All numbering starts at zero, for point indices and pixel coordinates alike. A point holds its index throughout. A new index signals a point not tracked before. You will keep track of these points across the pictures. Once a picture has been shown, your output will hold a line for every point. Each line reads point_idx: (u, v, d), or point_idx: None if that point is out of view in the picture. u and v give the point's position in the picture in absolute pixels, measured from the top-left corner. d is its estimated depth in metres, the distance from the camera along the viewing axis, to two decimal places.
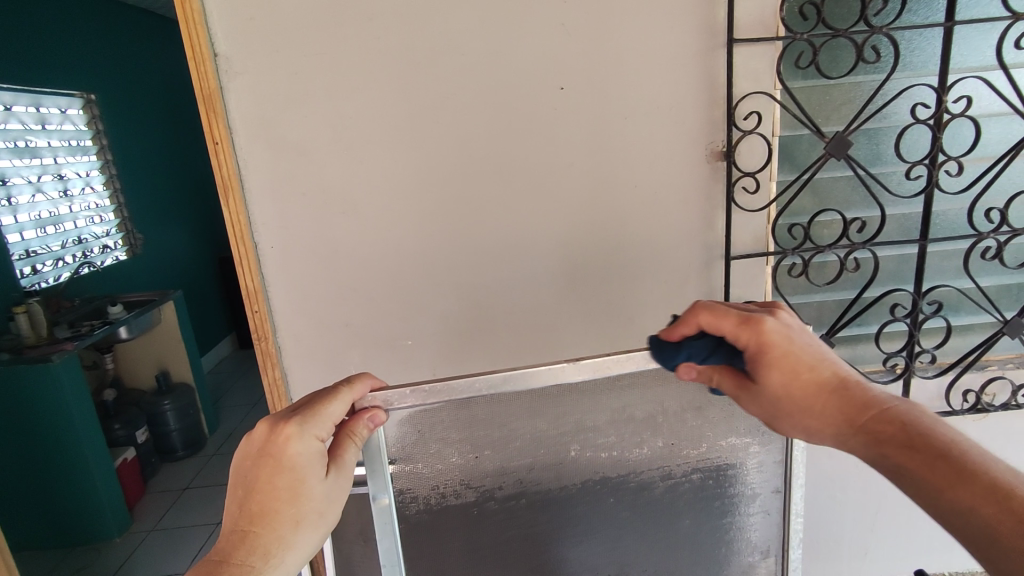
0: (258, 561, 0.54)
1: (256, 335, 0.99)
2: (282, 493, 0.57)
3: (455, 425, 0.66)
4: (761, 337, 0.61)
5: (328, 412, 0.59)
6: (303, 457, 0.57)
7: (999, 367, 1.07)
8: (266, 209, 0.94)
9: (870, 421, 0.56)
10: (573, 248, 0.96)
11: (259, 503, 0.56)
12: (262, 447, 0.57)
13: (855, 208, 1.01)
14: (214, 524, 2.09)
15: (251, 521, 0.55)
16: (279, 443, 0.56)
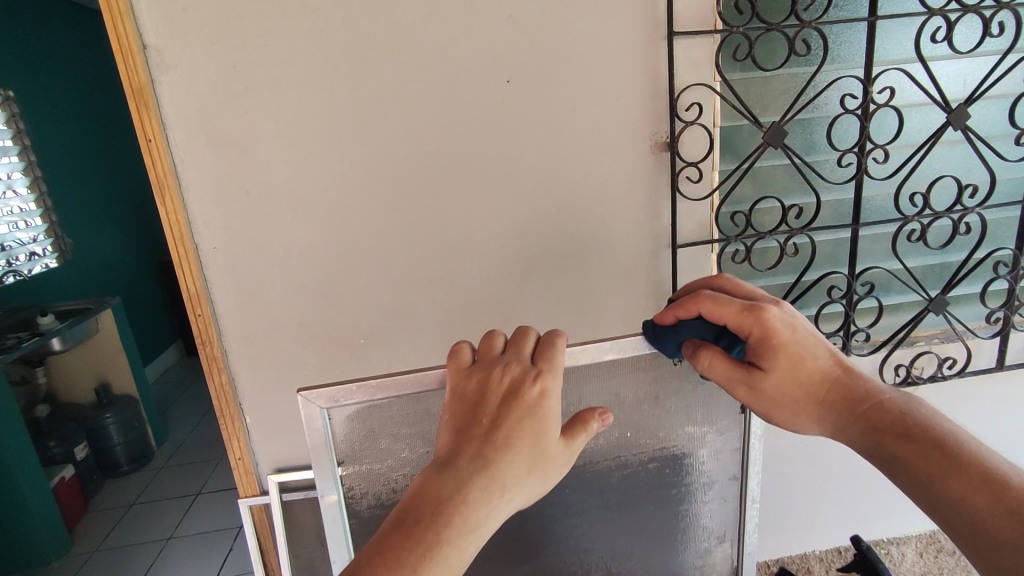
0: (479, 495, 0.48)
1: (199, 339, 0.94)
2: (531, 435, 0.51)
3: (404, 420, 0.66)
4: (765, 326, 0.63)
5: (558, 361, 0.58)
6: (556, 397, 0.54)
7: (926, 343, 1.13)
8: (206, 208, 0.89)
9: (868, 412, 0.61)
10: (525, 241, 0.96)
11: (520, 440, 0.51)
12: (515, 388, 0.54)
13: (792, 196, 1.05)
14: (164, 540, 2.01)
15: (502, 460, 0.50)
16: (532, 385, 0.54)
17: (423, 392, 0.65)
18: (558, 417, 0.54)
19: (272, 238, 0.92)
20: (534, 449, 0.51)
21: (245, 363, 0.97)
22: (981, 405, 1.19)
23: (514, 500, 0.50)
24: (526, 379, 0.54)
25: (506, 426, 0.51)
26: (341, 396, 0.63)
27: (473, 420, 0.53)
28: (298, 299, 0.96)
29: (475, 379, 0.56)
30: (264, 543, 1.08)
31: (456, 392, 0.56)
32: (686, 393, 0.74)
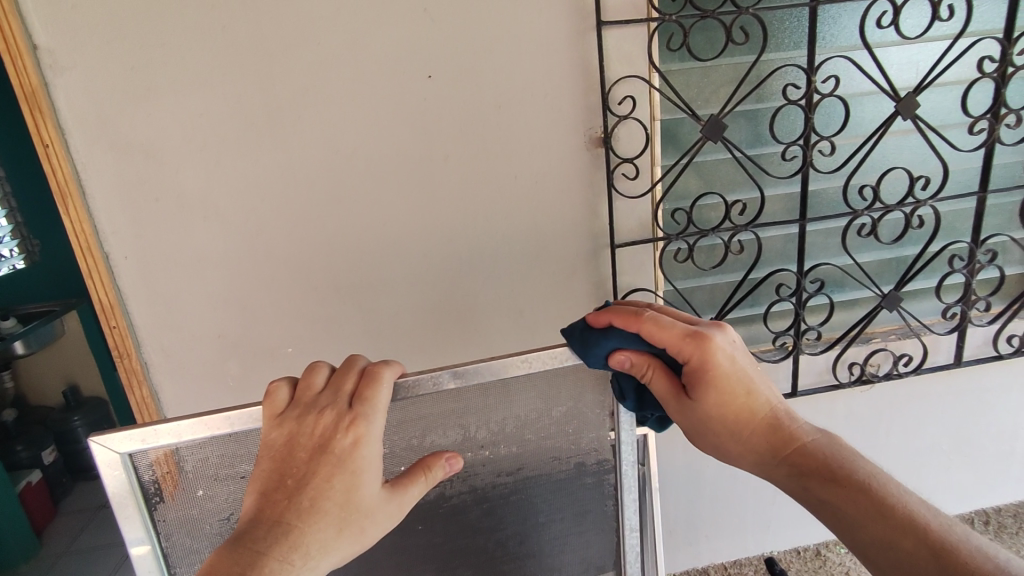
0: (297, 561, 0.50)
1: (115, 352, 0.90)
2: (340, 492, 0.53)
3: (222, 462, 0.61)
4: (706, 354, 0.58)
5: (377, 400, 0.57)
6: (370, 444, 0.55)
7: (882, 339, 1.10)
8: (114, 216, 0.85)
9: (794, 453, 0.58)
10: (456, 244, 0.92)
11: (327, 498, 0.52)
12: (325, 441, 0.54)
13: (738, 190, 1.00)
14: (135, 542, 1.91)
15: (307, 520, 0.51)
16: (343, 435, 0.54)
17: (240, 432, 0.60)
18: (373, 467, 0.55)
19: (187, 246, 0.87)
20: (345, 505, 0.53)
21: (168, 373, 0.94)
22: (938, 401, 1.16)
23: (325, 560, 0.52)
24: (338, 428, 0.55)
25: (315, 483, 0.53)
26: (142, 439, 0.58)
27: (281, 479, 0.53)
28: (219, 307, 0.91)
29: (288, 428, 0.56)
30: None
31: (266, 446, 0.56)
32: (589, 415, 0.67)
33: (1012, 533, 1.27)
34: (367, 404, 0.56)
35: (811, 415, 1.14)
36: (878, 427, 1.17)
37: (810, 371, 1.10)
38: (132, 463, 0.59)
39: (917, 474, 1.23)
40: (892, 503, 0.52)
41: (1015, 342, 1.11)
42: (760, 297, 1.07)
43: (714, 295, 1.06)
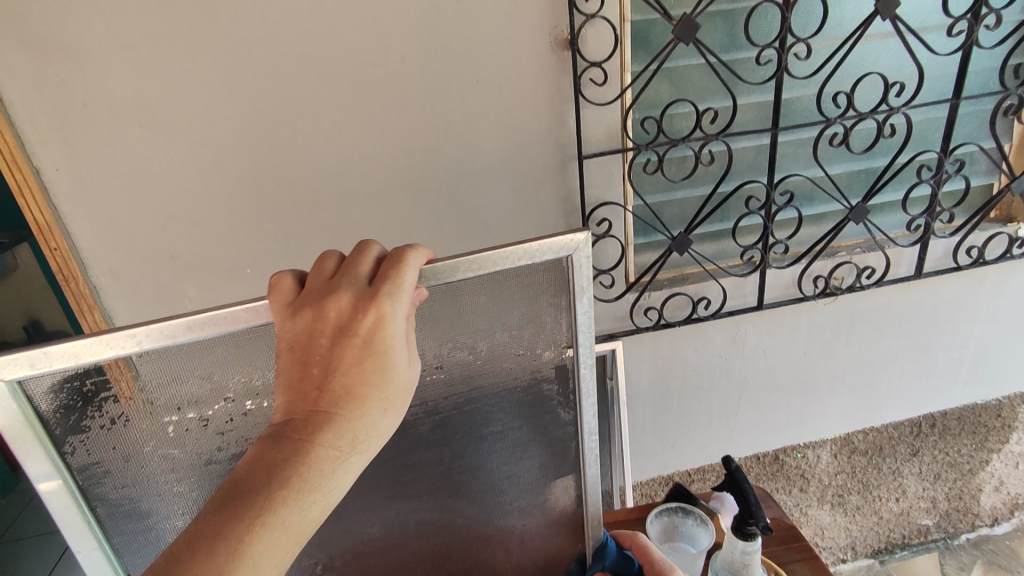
0: (345, 446, 0.50)
1: (60, 275, 0.86)
2: (374, 372, 0.52)
3: (138, 386, 0.56)
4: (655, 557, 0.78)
5: (407, 277, 0.54)
6: (398, 322, 0.52)
7: (847, 253, 1.10)
8: (41, 126, 0.77)
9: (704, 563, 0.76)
10: (416, 156, 0.88)
11: (363, 381, 0.51)
12: (345, 328, 0.51)
13: (710, 98, 0.97)
14: None
15: (342, 407, 0.50)
16: (364, 318, 0.51)
17: (151, 352, 0.55)
18: (393, 343, 0.53)
19: (126, 161, 0.81)
20: (373, 383, 0.52)
21: (120, 297, 0.90)
22: (896, 312, 1.19)
23: (372, 441, 0.52)
24: (356, 311, 0.51)
25: (341, 372, 0.51)
26: (30, 364, 0.52)
27: (308, 374, 0.51)
28: (168, 226, 0.86)
29: (306, 320, 0.52)
30: None
31: (282, 336, 0.53)
32: (544, 319, 0.64)
33: (955, 434, 1.37)
34: (392, 279, 0.53)
35: (774, 329, 1.17)
36: (838, 338, 1.20)
37: (775, 285, 1.11)
38: (24, 392, 0.54)
39: (870, 382, 1.28)
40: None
41: (974, 253, 1.13)
42: (729, 211, 1.06)
43: (683, 209, 1.05)
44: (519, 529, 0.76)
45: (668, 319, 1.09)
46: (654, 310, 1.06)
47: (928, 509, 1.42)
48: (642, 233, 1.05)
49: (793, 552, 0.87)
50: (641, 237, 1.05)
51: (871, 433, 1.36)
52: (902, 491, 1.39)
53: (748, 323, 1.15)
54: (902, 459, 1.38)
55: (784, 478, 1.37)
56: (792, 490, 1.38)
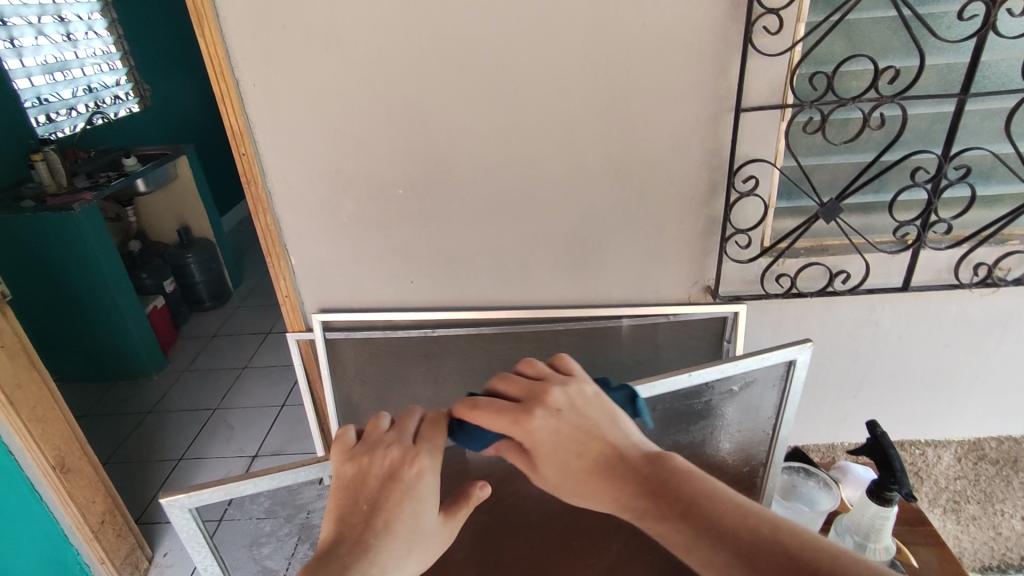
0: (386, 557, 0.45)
1: (245, 178, 0.97)
2: (408, 519, 0.48)
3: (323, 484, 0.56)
4: (528, 435, 0.52)
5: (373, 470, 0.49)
6: (435, 475, 0.51)
7: (1020, 242, 1.00)
8: (245, 42, 0.86)
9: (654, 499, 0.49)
10: (572, 97, 0.89)
11: (399, 521, 0.47)
12: (351, 478, 0.50)
13: (892, 56, 0.89)
14: (276, 408, 2.29)
15: (385, 543, 0.46)
16: (412, 464, 0.50)
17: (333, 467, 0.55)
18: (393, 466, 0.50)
19: (310, 80, 0.89)
20: (412, 527, 0.48)
21: (289, 204, 1.00)
22: None
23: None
24: (405, 457, 0.50)
25: (386, 518, 0.47)
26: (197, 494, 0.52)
27: (367, 515, 0.47)
28: (338, 144, 0.94)
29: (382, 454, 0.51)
30: (311, 374, 1.18)
31: (336, 481, 0.50)
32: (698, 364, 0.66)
33: None
34: (431, 439, 0.52)
35: (916, 314, 1.09)
36: (989, 335, 1.12)
37: (926, 268, 1.03)
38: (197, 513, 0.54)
39: (1017, 386, 1.19)
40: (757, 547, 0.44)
41: None
42: (888, 182, 0.99)
43: (837, 176, 0.99)
44: (625, 525, 0.70)
45: (800, 289, 1.05)
46: (788, 277, 1.02)
47: None
48: (787, 196, 1.01)
49: (917, 536, 0.90)
50: (786, 200, 1.01)
51: (1005, 441, 1.26)
52: None
53: (888, 305, 1.09)
54: None
55: None
56: None
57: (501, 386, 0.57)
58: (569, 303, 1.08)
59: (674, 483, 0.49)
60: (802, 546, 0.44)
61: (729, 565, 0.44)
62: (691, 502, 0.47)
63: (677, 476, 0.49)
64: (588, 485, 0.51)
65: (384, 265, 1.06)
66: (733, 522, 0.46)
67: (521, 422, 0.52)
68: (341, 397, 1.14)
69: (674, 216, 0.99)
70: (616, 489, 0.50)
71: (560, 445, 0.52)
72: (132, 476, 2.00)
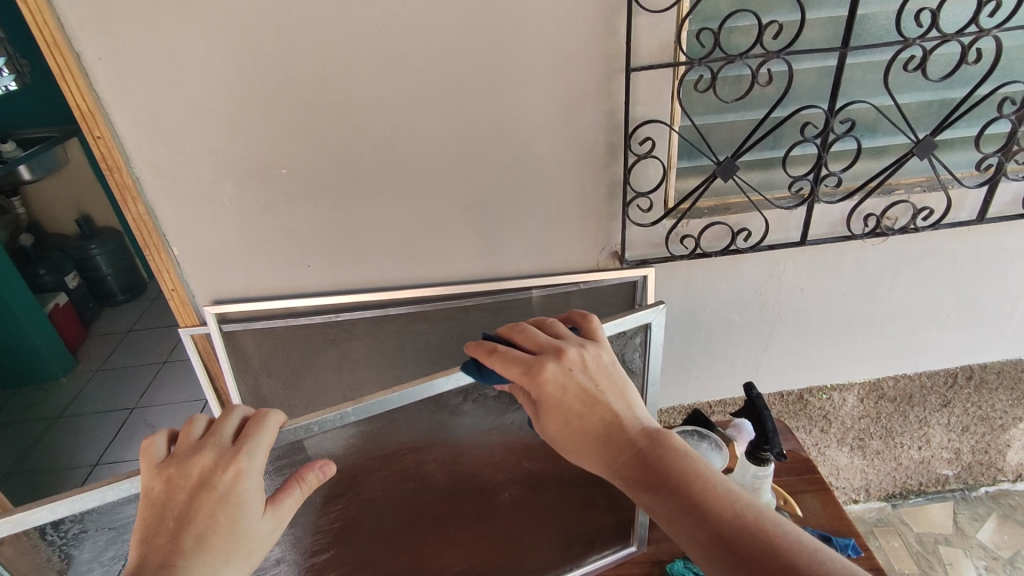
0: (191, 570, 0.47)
1: (104, 164, 0.88)
2: (225, 525, 0.50)
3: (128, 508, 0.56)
4: (541, 389, 0.58)
5: (177, 484, 0.51)
6: (254, 477, 0.53)
7: (906, 191, 1.04)
8: (81, 10, 0.77)
9: (638, 471, 0.56)
10: (456, 60, 0.84)
11: (214, 534, 0.50)
12: (155, 497, 0.51)
13: (778, 10, 0.88)
14: (202, 400, 2.18)
15: (197, 559, 0.48)
16: (222, 472, 0.51)
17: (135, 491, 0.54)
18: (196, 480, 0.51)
19: (163, 51, 0.80)
20: (229, 536, 0.50)
21: (161, 190, 0.92)
22: (949, 257, 1.14)
23: None
24: (213, 466, 0.52)
25: (197, 533, 0.49)
26: None
27: (171, 532, 0.49)
28: (206, 122, 0.86)
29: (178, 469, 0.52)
30: (212, 369, 1.11)
31: (144, 497, 0.51)
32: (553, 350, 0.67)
33: (992, 388, 1.34)
34: (247, 438, 0.54)
35: (816, 266, 1.13)
36: (882, 281, 1.17)
37: (822, 221, 1.06)
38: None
39: (910, 328, 1.25)
40: (713, 513, 0.52)
41: None
42: (781, 138, 1.00)
43: (733, 134, 0.99)
44: (505, 500, 0.77)
45: (705, 249, 1.06)
46: (691, 238, 1.02)
47: (949, 461, 1.45)
48: (686, 156, 1.00)
49: (805, 484, 1.02)
50: (685, 160, 1.00)
51: (903, 379, 1.32)
52: (924, 440, 1.40)
53: (788, 259, 1.11)
54: (931, 410, 1.36)
55: (806, 416, 1.36)
56: (812, 429, 1.38)
57: (516, 337, 0.63)
58: (477, 277, 1.05)
59: (663, 458, 0.56)
60: (741, 508, 0.53)
61: (701, 534, 0.52)
62: (677, 476, 0.55)
63: (665, 451, 0.56)
64: (588, 446, 0.59)
65: (277, 250, 0.99)
66: (709, 500, 0.53)
67: (533, 374, 0.58)
68: (247, 391, 1.08)
69: (574, 182, 0.97)
70: (614, 453, 0.57)
71: (563, 403, 0.58)
72: (43, 488, 1.87)
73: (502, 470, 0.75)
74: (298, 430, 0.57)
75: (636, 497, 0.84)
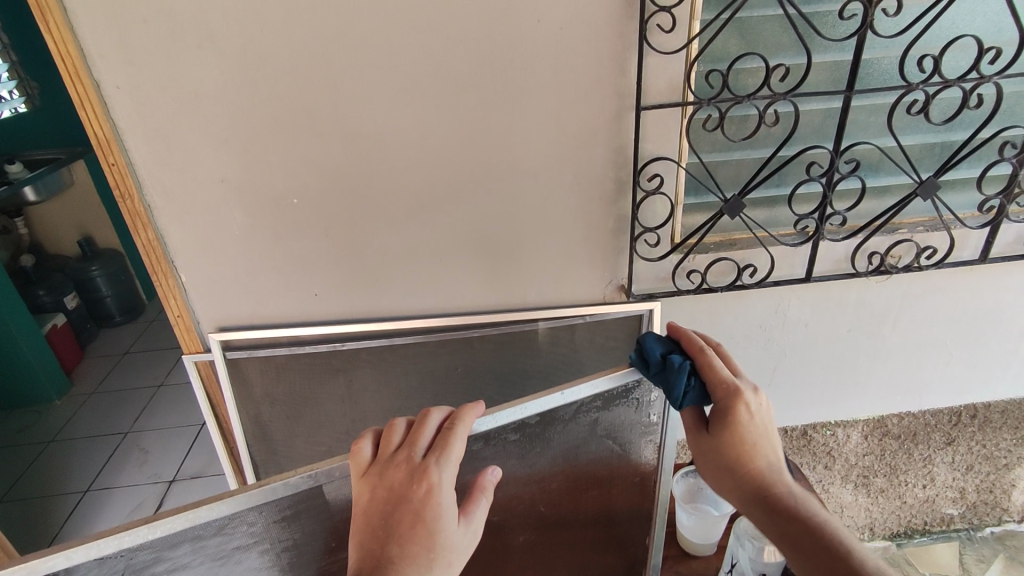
0: None
1: (117, 192, 0.89)
2: (422, 528, 0.54)
3: (145, 553, 0.56)
4: (729, 410, 0.66)
5: (376, 497, 0.56)
6: (444, 490, 0.56)
7: (909, 230, 1.05)
8: (103, 41, 0.78)
9: (765, 494, 0.65)
10: (469, 96, 0.86)
11: (416, 543, 0.53)
12: (365, 505, 0.56)
13: (783, 54, 0.90)
14: (198, 426, 2.15)
15: (402, 562, 0.52)
16: (417, 486, 0.55)
17: (157, 534, 0.55)
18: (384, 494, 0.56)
19: (181, 83, 0.82)
20: (433, 544, 0.54)
21: (171, 218, 0.92)
22: (953, 296, 1.15)
23: None
24: (412, 477, 0.56)
25: (400, 539, 0.53)
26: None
27: (388, 539, 0.54)
28: (221, 152, 0.87)
29: (369, 484, 0.57)
30: (214, 399, 1.10)
31: (358, 500, 0.57)
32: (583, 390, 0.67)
33: (996, 427, 1.33)
34: (413, 447, 0.58)
35: (820, 302, 1.13)
36: (885, 319, 1.17)
37: (826, 258, 1.06)
38: None
39: (913, 365, 1.25)
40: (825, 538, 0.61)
41: None
42: (787, 177, 1.02)
43: (740, 171, 1.00)
44: (519, 543, 0.76)
45: (710, 284, 1.06)
46: (697, 273, 1.03)
47: (954, 500, 1.42)
48: (693, 193, 1.01)
49: None
50: (692, 197, 1.01)
51: (907, 417, 1.32)
52: (929, 478, 1.38)
53: (793, 294, 1.12)
54: (935, 447, 1.35)
55: (809, 453, 1.35)
56: (816, 465, 1.37)
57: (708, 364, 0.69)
58: (483, 308, 1.05)
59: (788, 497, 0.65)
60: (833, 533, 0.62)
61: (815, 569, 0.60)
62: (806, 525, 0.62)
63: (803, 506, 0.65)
64: (732, 472, 0.67)
65: (284, 278, 0.99)
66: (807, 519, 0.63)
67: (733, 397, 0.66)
68: (249, 419, 1.07)
69: (582, 217, 0.98)
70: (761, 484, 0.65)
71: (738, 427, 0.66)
72: (32, 515, 1.83)
73: (517, 514, 0.74)
74: (314, 475, 0.59)
75: (647, 538, 0.85)
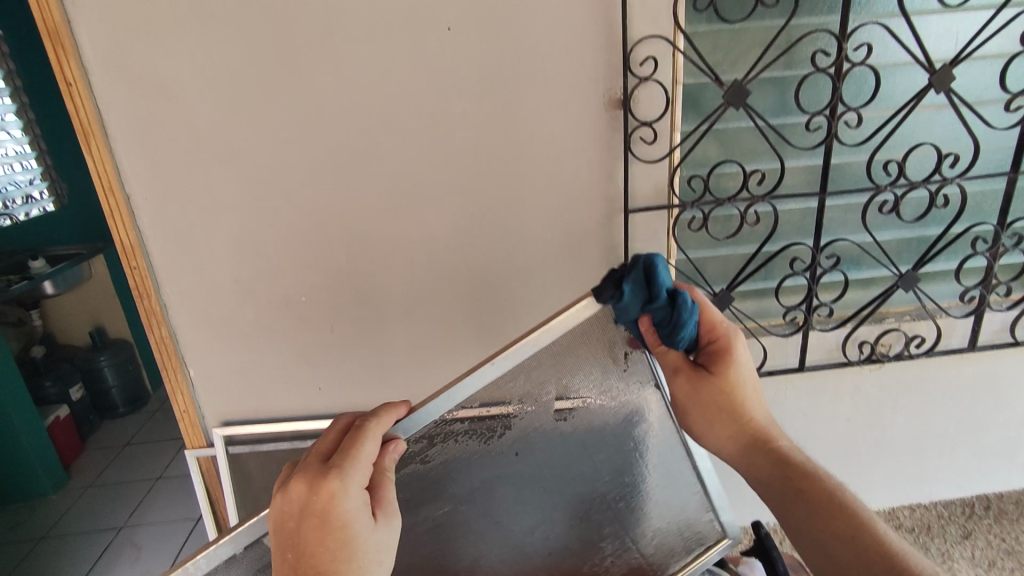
0: None
1: (136, 292, 0.94)
2: (333, 536, 0.55)
3: None
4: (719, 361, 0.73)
5: (285, 515, 0.56)
6: (347, 493, 0.56)
7: (896, 320, 1.08)
8: (137, 158, 0.86)
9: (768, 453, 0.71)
10: (469, 202, 0.92)
11: (323, 547, 0.55)
12: (278, 523, 0.57)
13: (758, 160, 0.98)
14: (193, 520, 2.10)
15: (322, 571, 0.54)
16: (316, 495, 0.55)
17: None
18: (291, 511, 0.56)
19: (205, 193, 0.89)
20: (343, 544, 0.55)
21: (185, 316, 0.97)
22: (949, 384, 1.16)
23: None
24: (310, 489, 0.55)
25: (313, 550, 0.55)
26: None
27: (302, 553, 0.55)
28: (236, 254, 0.93)
29: (278, 505, 0.57)
30: (214, 494, 1.10)
31: (274, 521, 0.58)
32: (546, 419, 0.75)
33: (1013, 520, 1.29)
34: (318, 458, 0.58)
35: (816, 391, 1.14)
36: (884, 407, 1.17)
37: (818, 348, 1.09)
38: None
39: (917, 454, 1.23)
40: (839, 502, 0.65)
41: None
42: (772, 271, 1.06)
43: (728, 266, 1.05)
44: None
45: None
46: None
47: None
48: None
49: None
50: None
51: (918, 508, 1.29)
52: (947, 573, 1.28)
53: (789, 385, 1.13)
54: None
55: None
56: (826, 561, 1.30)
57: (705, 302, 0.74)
58: None
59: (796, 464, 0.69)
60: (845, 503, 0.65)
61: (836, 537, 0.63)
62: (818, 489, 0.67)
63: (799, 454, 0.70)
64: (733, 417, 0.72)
65: (290, 372, 1.02)
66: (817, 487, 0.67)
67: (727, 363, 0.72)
68: (248, 515, 1.07)
69: None
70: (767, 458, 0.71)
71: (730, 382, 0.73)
72: None
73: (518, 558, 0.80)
74: None
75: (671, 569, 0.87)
